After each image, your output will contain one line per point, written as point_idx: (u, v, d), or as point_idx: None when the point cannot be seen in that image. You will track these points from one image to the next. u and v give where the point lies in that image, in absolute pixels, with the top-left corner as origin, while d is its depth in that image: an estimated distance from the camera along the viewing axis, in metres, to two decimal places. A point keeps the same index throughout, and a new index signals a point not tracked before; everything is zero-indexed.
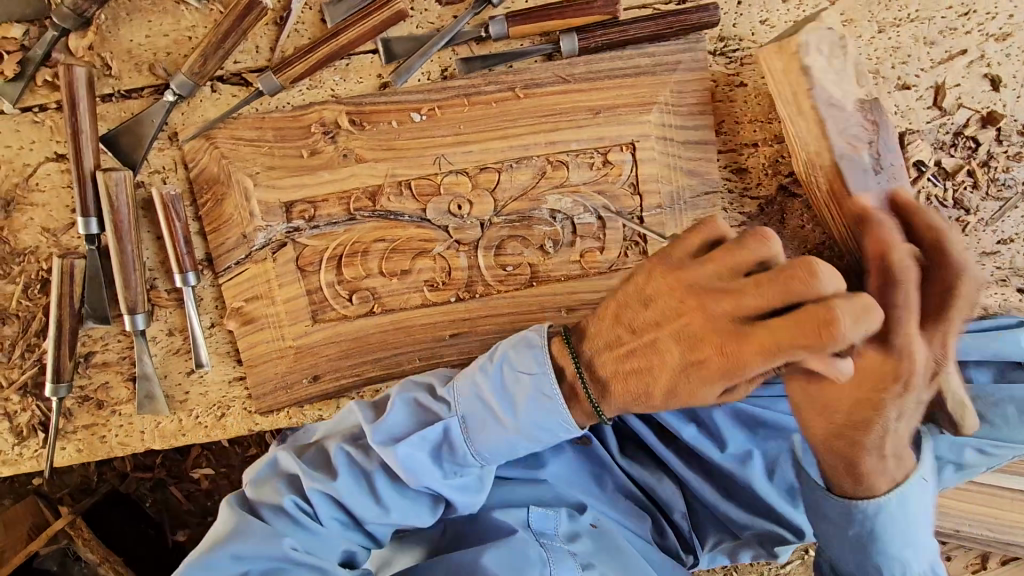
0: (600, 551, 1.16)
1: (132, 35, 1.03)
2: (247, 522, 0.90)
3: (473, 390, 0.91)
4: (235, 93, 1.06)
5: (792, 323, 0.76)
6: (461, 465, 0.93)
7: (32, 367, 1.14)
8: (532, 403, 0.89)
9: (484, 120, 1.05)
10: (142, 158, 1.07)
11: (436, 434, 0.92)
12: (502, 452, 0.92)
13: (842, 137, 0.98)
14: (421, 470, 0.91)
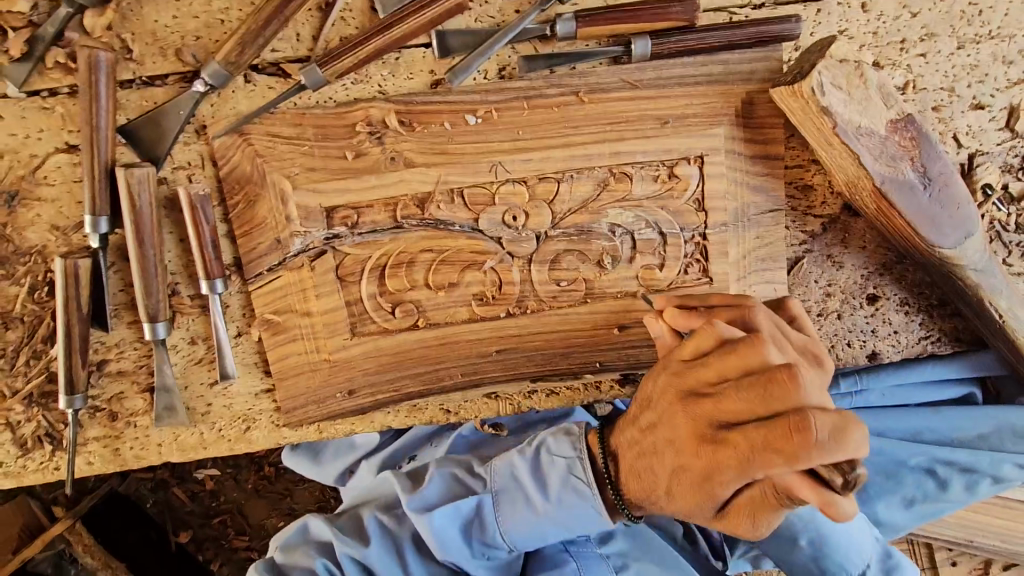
0: (634, 549, 1.18)
1: (158, 16, 0.93)
2: None
3: (509, 470, 1.02)
4: (272, 84, 0.96)
5: (771, 445, 0.68)
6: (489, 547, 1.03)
7: (39, 376, 1.04)
8: (562, 493, 0.95)
9: (544, 125, 0.98)
10: (165, 153, 0.96)
11: (468, 510, 1.03)
12: (531, 538, 1.01)
13: (880, 162, 0.94)
14: (451, 545, 1.02)
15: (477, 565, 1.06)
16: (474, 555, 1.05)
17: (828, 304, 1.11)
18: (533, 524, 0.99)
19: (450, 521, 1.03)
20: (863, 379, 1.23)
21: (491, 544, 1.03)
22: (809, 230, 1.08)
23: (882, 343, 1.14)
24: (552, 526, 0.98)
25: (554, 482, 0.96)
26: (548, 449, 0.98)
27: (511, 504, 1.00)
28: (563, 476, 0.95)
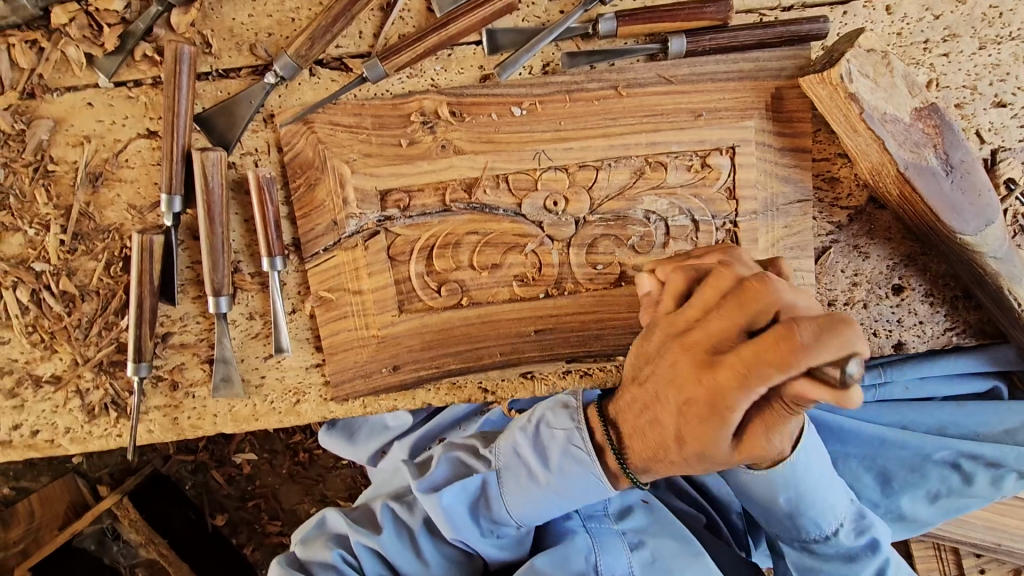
0: (655, 526, 1.21)
1: (235, 14, 1.02)
2: None
3: (512, 448, 1.04)
4: (334, 78, 1.05)
5: (763, 348, 0.69)
6: (498, 520, 1.05)
7: (109, 345, 1.12)
8: (562, 459, 0.97)
9: (585, 117, 1.05)
10: (236, 139, 1.05)
11: (474, 486, 1.06)
12: (539, 513, 1.02)
13: (904, 147, 0.99)
14: (460, 516, 1.05)
15: (490, 543, 1.08)
16: (488, 533, 1.08)
17: (854, 293, 1.16)
18: (538, 497, 1.00)
19: (458, 498, 1.06)
20: (887, 370, 1.27)
21: (502, 523, 1.06)
22: (836, 221, 1.13)
23: (907, 333, 1.18)
24: (559, 497, 0.99)
25: (553, 455, 0.98)
26: (540, 424, 1.01)
27: (515, 480, 1.02)
28: (562, 449, 0.98)
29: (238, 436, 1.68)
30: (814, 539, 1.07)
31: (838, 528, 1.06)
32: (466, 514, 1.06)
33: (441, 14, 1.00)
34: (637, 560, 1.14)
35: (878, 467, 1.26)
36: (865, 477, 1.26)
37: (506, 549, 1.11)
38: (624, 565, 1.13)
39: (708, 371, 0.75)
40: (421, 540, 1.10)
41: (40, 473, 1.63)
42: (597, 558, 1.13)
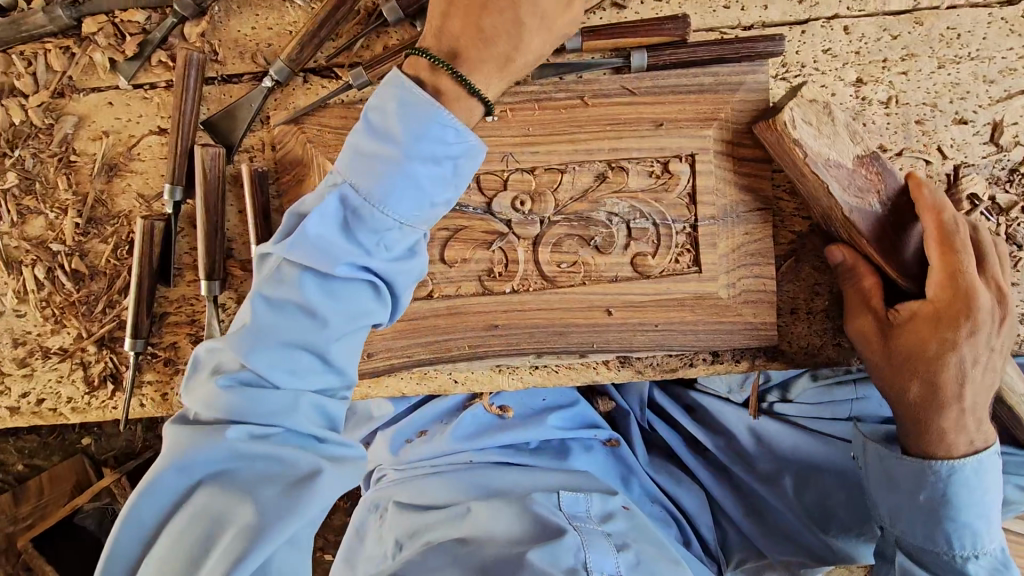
0: (635, 529, 1.16)
1: (240, 27, 1.15)
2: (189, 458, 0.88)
3: (352, 151, 0.89)
4: (325, 84, 1.16)
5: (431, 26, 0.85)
6: (365, 222, 0.88)
7: (111, 322, 1.22)
8: (402, 119, 0.86)
9: (552, 124, 1.12)
10: (238, 140, 1.16)
11: (335, 210, 0.88)
12: (410, 205, 0.88)
13: (848, 192, 1.04)
14: (338, 247, 0.87)
15: (384, 258, 0.90)
16: (375, 249, 0.89)
17: (816, 302, 1.18)
18: (388, 173, 0.87)
19: (327, 226, 0.87)
20: (861, 387, 1.36)
21: (380, 225, 0.88)
22: (797, 230, 1.17)
23: None
24: (433, 176, 0.89)
25: (404, 113, 0.86)
26: (400, 84, 0.87)
27: (365, 170, 0.88)
28: (424, 110, 0.86)
29: None
30: (928, 502, 1.07)
31: (980, 522, 1.06)
32: (366, 295, 0.91)
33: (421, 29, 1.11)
34: (623, 561, 1.06)
35: (850, 481, 1.32)
36: (837, 491, 1.32)
37: (407, 277, 0.93)
38: (611, 565, 1.05)
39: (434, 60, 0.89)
40: (309, 286, 0.88)
41: (52, 453, 1.73)
42: (586, 555, 1.05)
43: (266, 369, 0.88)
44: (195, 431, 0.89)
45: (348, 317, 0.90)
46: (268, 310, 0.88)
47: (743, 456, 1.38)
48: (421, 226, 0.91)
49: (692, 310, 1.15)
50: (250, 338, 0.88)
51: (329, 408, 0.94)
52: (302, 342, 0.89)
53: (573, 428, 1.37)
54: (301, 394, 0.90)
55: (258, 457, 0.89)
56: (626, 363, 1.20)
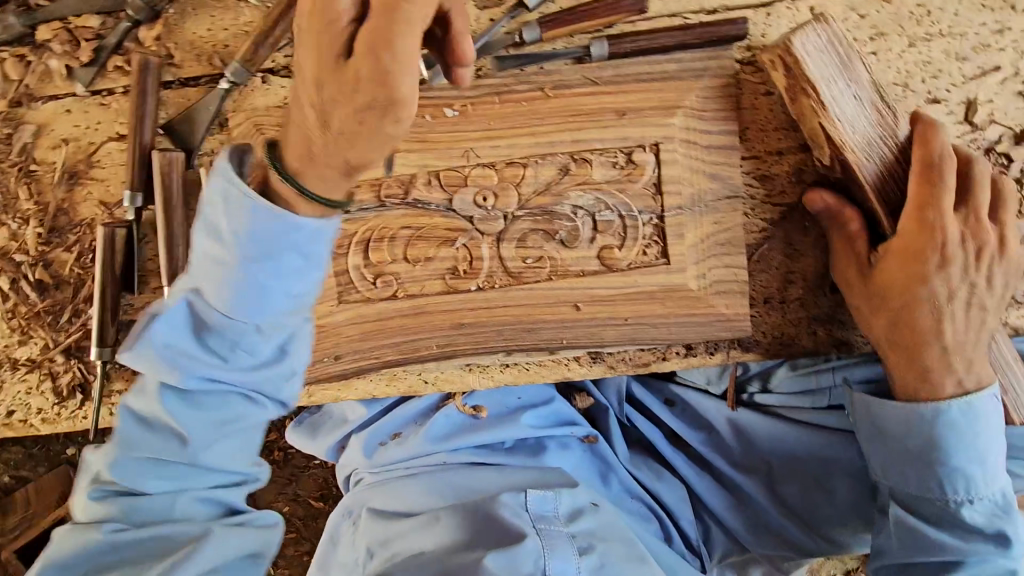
0: (601, 532, 1.13)
1: (195, 28, 1.13)
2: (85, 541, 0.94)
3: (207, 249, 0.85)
4: (284, 84, 1.14)
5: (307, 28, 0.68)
6: (221, 338, 0.88)
7: (78, 331, 1.21)
8: (252, 217, 0.79)
9: (513, 116, 1.10)
10: (198, 144, 1.15)
11: (180, 318, 0.88)
12: (256, 307, 0.85)
13: (850, 120, 1.02)
14: (195, 357, 0.89)
15: (239, 363, 0.90)
16: (229, 354, 0.89)
17: (790, 291, 1.16)
18: (238, 285, 0.83)
19: (173, 332, 0.88)
20: (839, 375, 1.29)
21: (229, 331, 0.87)
22: (768, 218, 1.14)
23: (852, 333, 1.17)
24: (278, 273, 0.83)
25: (236, 217, 0.80)
26: (253, 200, 0.78)
27: (211, 281, 0.85)
28: (240, 204, 0.79)
29: None
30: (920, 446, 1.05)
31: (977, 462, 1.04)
32: (229, 392, 0.93)
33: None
34: (585, 565, 1.05)
35: (830, 473, 1.30)
36: (816, 484, 1.31)
37: (271, 379, 0.93)
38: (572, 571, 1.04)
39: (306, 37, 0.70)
40: (168, 399, 0.91)
41: (38, 463, 1.74)
42: (547, 562, 1.03)
43: (133, 450, 0.94)
44: (96, 483, 0.96)
45: (208, 417, 0.93)
46: (137, 398, 0.95)
47: (721, 448, 1.37)
48: (285, 325, 0.89)
49: (662, 303, 1.12)
50: (116, 452, 0.94)
51: (217, 493, 0.99)
52: (160, 456, 0.94)
53: (550, 425, 1.34)
54: (200, 480, 0.98)
55: (130, 518, 0.95)
56: (598, 359, 1.18)
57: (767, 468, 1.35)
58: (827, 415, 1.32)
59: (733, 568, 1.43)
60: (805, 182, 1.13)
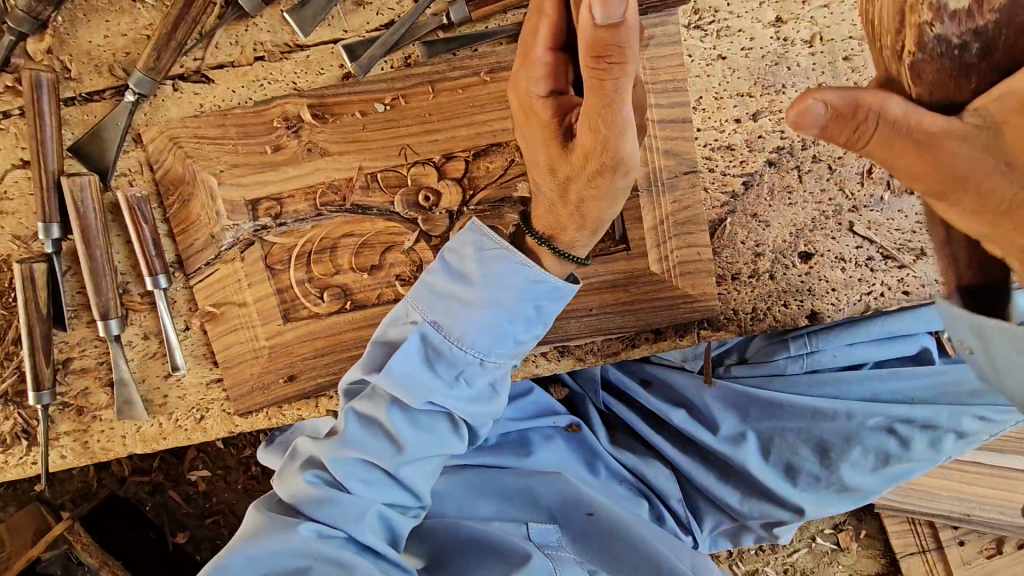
0: (604, 545, 1.14)
1: (91, 36, 1.03)
2: (269, 525, 0.88)
3: (437, 294, 0.89)
4: (197, 90, 1.04)
5: (533, 128, 0.82)
6: (454, 367, 0.88)
7: (12, 375, 1.13)
8: (507, 267, 0.85)
9: (449, 106, 1.02)
10: (112, 163, 1.04)
11: (415, 346, 0.88)
12: (487, 342, 0.87)
13: None
14: (421, 379, 0.87)
15: (459, 395, 0.89)
16: (454, 382, 0.89)
17: (758, 265, 1.10)
18: (482, 319, 0.86)
19: (407, 359, 0.87)
20: (813, 341, 1.27)
21: (459, 361, 0.88)
22: (730, 190, 1.08)
23: (822, 302, 1.11)
24: (516, 321, 0.87)
25: (499, 271, 0.85)
26: (518, 255, 0.84)
27: (449, 317, 0.87)
28: (504, 259, 0.85)
29: (190, 455, 1.68)
30: None
31: None
32: (440, 424, 0.91)
33: (303, 37, 1.01)
34: None
35: (815, 438, 1.25)
36: (803, 449, 1.26)
37: (476, 414, 0.92)
38: None
39: (529, 147, 0.85)
40: (352, 432, 0.90)
41: (8, 504, 1.65)
42: None
43: (344, 477, 0.89)
44: (277, 524, 0.88)
45: (427, 442, 0.91)
46: (351, 422, 0.91)
47: (704, 422, 1.29)
48: (502, 362, 0.90)
49: (626, 290, 1.08)
50: (323, 490, 0.89)
51: (399, 521, 0.94)
52: (361, 481, 0.90)
53: (529, 418, 1.30)
54: (373, 504, 0.90)
55: (325, 560, 0.85)
56: (565, 352, 1.12)
57: (752, 438, 1.28)
58: (806, 381, 1.28)
59: (727, 541, 1.39)
60: (765, 150, 1.07)
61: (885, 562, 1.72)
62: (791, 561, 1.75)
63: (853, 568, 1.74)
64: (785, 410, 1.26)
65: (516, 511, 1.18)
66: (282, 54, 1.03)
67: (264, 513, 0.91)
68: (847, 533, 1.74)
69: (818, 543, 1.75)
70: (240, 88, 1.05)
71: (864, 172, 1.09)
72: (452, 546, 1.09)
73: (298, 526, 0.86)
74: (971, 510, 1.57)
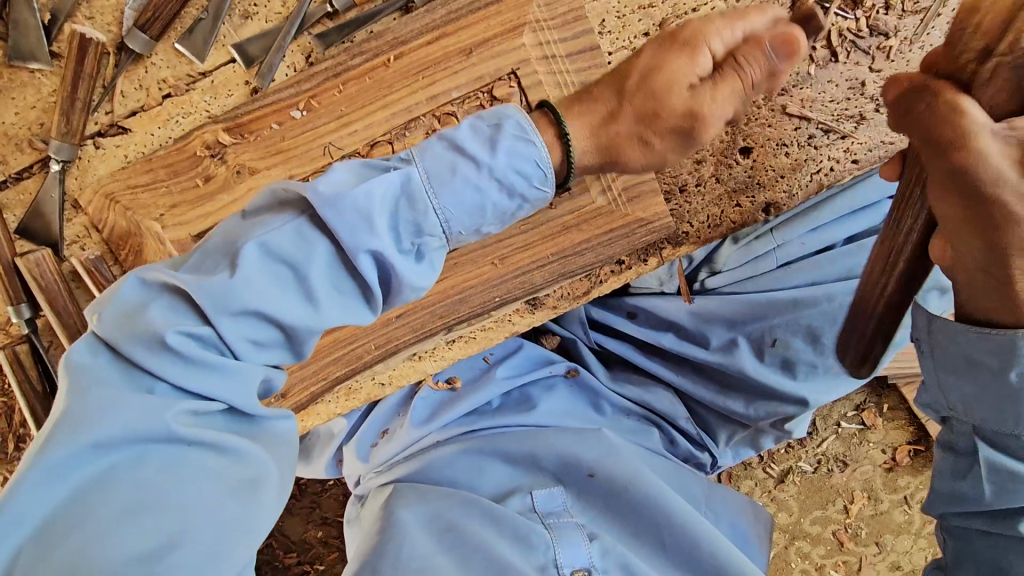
0: (609, 498, 1.17)
1: (3, 117, 1.04)
2: (109, 394, 0.67)
3: (434, 149, 0.77)
4: (117, 143, 1.06)
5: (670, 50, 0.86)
6: (415, 226, 0.76)
7: None
8: (495, 146, 0.77)
9: (361, 95, 1.03)
10: (58, 234, 1.07)
11: (397, 185, 0.74)
12: (453, 209, 0.76)
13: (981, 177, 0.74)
14: (379, 232, 0.72)
15: (411, 266, 0.77)
16: (405, 248, 0.77)
17: (702, 171, 1.10)
18: (461, 185, 0.76)
19: (372, 198, 0.72)
20: (778, 234, 1.29)
21: (421, 223, 0.76)
22: None
23: (775, 192, 1.12)
24: (498, 205, 0.79)
25: (512, 144, 0.78)
26: (538, 142, 0.79)
27: (445, 180, 0.75)
28: (518, 144, 0.78)
29: None
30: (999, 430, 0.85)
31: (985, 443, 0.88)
32: (356, 296, 0.76)
33: (201, 63, 1.03)
34: (594, 551, 1.07)
35: (804, 327, 1.25)
36: (795, 341, 1.26)
37: (409, 290, 0.78)
38: (584, 557, 1.06)
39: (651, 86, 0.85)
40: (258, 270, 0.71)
41: None
42: (555, 552, 1.05)
43: (230, 335, 0.71)
44: (117, 394, 0.67)
45: (340, 315, 0.76)
46: (264, 263, 0.72)
47: (692, 339, 1.32)
48: (451, 240, 0.79)
49: (579, 231, 1.08)
50: (186, 334, 0.69)
51: (278, 384, 0.80)
52: (242, 341, 0.72)
53: (525, 373, 1.32)
54: (256, 369, 0.74)
55: (192, 446, 0.70)
56: (537, 305, 1.14)
57: (744, 342, 1.29)
58: (782, 274, 1.30)
59: (750, 449, 1.38)
60: None
61: (912, 428, 1.77)
62: (822, 451, 1.79)
63: (884, 443, 1.78)
64: (769, 311, 1.27)
65: (525, 476, 1.20)
66: (187, 86, 1.05)
67: (99, 331, 0.70)
68: (871, 411, 1.78)
69: (845, 427, 1.79)
70: (157, 129, 1.06)
71: None
72: (442, 496, 1.12)
73: (160, 408, 0.68)
74: None
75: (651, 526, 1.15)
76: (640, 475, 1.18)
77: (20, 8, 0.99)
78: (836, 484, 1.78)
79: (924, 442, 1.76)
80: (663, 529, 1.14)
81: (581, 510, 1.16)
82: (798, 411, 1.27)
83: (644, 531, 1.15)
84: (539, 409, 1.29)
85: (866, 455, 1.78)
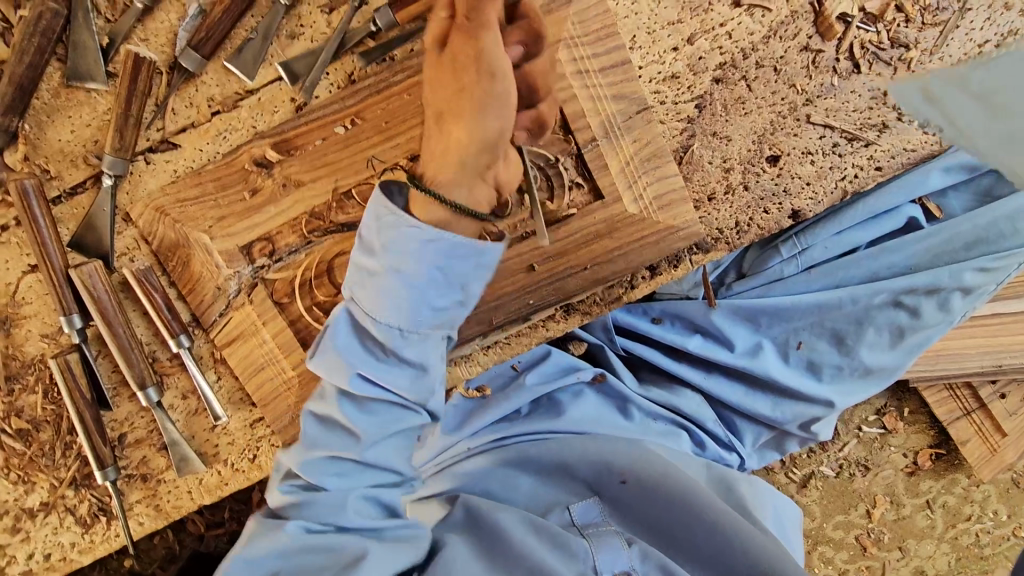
0: (644, 504, 1.18)
1: (59, 134, 1.09)
2: (262, 528, 0.93)
3: (352, 279, 0.91)
4: (168, 158, 1.10)
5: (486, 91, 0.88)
6: (390, 348, 0.90)
7: (77, 462, 1.19)
8: (402, 247, 0.85)
9: (402, 110, 1.07)
10: (109, 246, 1.10)
11: (344, 332, 0.90)
12: (410, 316, 0.88)
13: None
14: (353, 362, 0.90)
15: (402, 373, 0.91)
16: (392, 361, 0.91)
17: (731, 180, 1.14)
18: (405, 295, 0.86)
19: (350, 347, 0.90)
20: (801, 239, 1.32)
21: (390, 340, 0.89)
22: (686, 115, 1.11)
23: (800, 200, 1.16)
24: (439, 287, 0.88)
25: (410, 246, 0.85)
26: (428, 228, 0.84)
27: (369, 298, 0.88)
28: (415, 237, 0.84)
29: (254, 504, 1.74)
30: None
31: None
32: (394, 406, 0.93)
33: (249, 81, 1.08)
34: (634, 555, 1.08)
35: (829, 331, 1.30)
36: (821, 343, 1.31)
37: (432, 382, 0.93)
38: (624, 564, 1.06)
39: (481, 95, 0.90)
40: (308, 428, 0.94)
41: None
42: (595, 559, 1.06)
43: (313, 473, 0.92)
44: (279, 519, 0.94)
45: (383, 428, 0.93)
46: (319, 423, 0.95)
47: (720, 342, 1.33)
48: (434, 332, 0.91)
49: (612, 238, 1.10)
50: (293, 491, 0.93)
51: (385, 497, 0.98)
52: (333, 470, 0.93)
53: (552, 380, 1.34)
54: (355, 488, 0.94)
55: None
56: (571, 310, 1.16)
57: (769, 346, 1.32)
58: (806, 277, 1.33)
59: (774, 452, 1.42)
60: (709, 68, 1.11)
61: (932, 432, 1.78)
62: (844, 455, 1.79)
63: (905, 447, 1.79)
64: (794, 315, 1.30)
65: (557, 486, 1.23)
66: (235, 102, 1.10)
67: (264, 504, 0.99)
68: (891, 415, 1.78)
69: (865, 431, 1.79)
70: (206, 145, 1.11)
71: (809, 65, 1.12)
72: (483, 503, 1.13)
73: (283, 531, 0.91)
74: (1004, 359, 1.59)
75: (687, 529, 1.14)
76: (673, 479, 1.17)
77: (80, 31, 1.05)
78: (858, 489, 1.79)
79: (945, 445, 1.78)
80: (694, 526, 1.14)
81: (618, 517, 1.19)
82: (825, 412, 1.32)
83: (680, 535, 1.15)
84: (569, 414, 1.31)
85: (887, 459, 1.79)
